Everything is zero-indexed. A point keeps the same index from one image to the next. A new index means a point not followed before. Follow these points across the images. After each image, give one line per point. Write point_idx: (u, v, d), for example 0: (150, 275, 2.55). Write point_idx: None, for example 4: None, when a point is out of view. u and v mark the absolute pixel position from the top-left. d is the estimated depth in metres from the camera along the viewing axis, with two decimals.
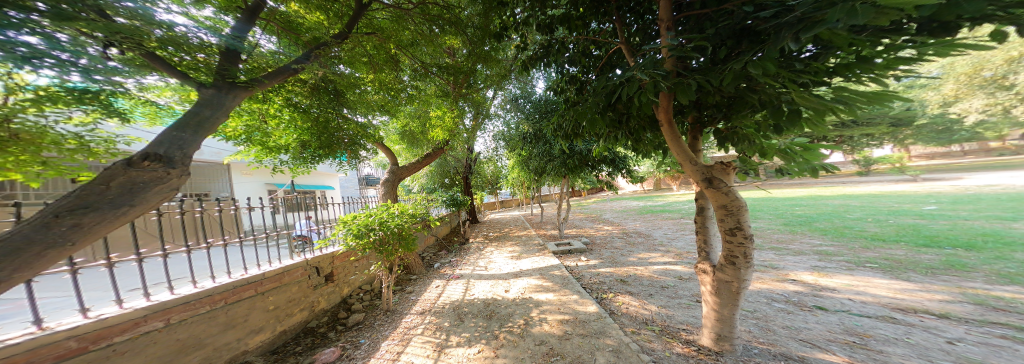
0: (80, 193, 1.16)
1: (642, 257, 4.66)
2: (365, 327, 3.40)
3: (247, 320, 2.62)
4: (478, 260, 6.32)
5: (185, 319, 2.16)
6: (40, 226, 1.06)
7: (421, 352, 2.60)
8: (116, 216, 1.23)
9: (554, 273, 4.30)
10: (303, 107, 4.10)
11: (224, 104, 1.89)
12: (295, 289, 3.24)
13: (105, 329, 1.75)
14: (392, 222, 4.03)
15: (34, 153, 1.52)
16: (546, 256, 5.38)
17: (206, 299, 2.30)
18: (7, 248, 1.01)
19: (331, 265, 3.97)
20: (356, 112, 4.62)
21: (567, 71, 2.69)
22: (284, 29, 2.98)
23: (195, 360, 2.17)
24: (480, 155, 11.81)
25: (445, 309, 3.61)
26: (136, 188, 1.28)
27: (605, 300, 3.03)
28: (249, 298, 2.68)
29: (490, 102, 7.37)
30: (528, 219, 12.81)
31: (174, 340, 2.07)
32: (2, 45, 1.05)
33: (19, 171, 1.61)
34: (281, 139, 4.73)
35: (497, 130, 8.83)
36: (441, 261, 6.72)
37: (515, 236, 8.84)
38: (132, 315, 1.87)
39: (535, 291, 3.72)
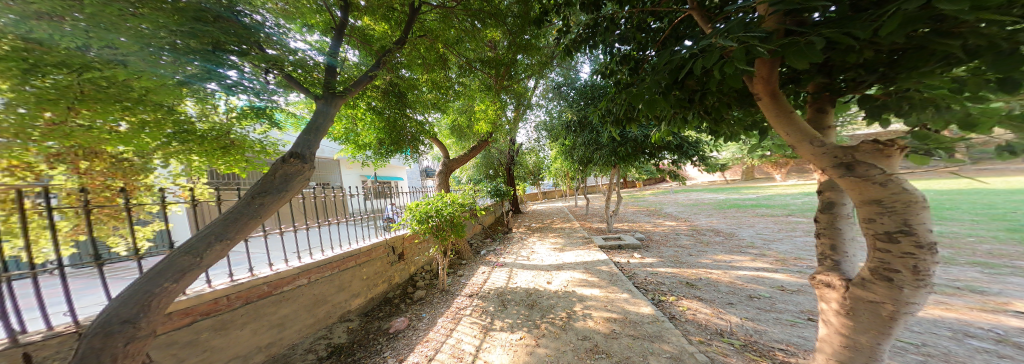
0: (262, 183, 1.83)
1: (713, 260, 4.06)
2: (426, 303, 3.81)
3: (351, 285, 3.42)
4: (520, 250, 6.48)
5: (317, 279, 3.00)
6: (248, 203, 1.74)
7: (469, 331, 2.81)
8: (280, 198, 1.89)
9: (601, 268, 4.11)
10: (376, 110, 4.52)
11: (330, 113, 2.43)
12: (378, 264, 3.94)
13: (280, 280, 2.65)
14: (445, 209, 4.36)
15: (240, 153, 2.53)
16: (592, 250, 5.17)
17: (327, 266, 3.12)
18: (235, 216, 1.71)
19: (402, 245, 4.57)
20: (416, 111, 5.06)
21: (618, 50, 2.42)
22: (361, 42, 3.43)
23: (323, 311, 3.00)
24: (523, 145, 11.86)
25: (490, 294, 3.80)
26: (289, 178, 1.91)
27: (663, 303, 2.75)
28: (352, 267, 3.47)
29: (532, 92, 7.31)
30: (573, 211, 12.47)
31: (312, 294, 2.93)
32: (218, 79, 1.79)
33: (238, 167, 2.66)
34: (359, 138, 5.51)
35: (538, 120, 8.75)
36: (486, 249, 7.10)
37: (557, 228, 8.72)
38: (292, 272, 2.75)
39: (578, 285, 3.62)
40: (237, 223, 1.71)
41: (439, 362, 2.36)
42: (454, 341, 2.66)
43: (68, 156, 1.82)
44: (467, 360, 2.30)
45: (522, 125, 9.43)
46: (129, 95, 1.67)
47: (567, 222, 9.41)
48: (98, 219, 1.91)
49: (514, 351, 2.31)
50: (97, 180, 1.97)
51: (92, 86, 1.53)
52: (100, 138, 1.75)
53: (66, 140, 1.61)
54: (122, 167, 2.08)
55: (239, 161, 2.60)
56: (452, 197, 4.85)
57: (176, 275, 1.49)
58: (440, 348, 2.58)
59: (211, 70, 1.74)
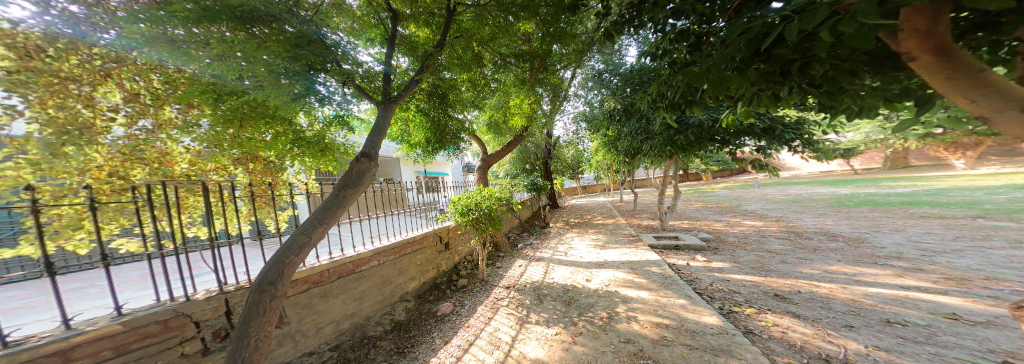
0: (345, 177, 2.19)
1: (816, 270, 3.27)
2: (468, 291, 4.04)
3: (409, 269, 3.84)
4: (558, 245, 6.39)
5: (383, 262, 3.44)
6: (337, 194, 2.12)
7: (506, 322, 2.90)
8: (357, 190, 2.24)
9: (652, 269, 3.76)
10: (422, 111, 4.83)
11: (387, 116, 2.73)
12: (428, 252, 4.31)
13: (359, 259, 3.13)
14: (484, 203, 4.51)
15: (333, 156, 3.04)
16: (640, 249, 4.77)
17: (390, 251, 3.55)
18: (328, 205, 2.10)
19: (447, 235, 4.90)
20: (456, 110, 5.29)
21: (673, 26, 2.08)
22: (407, 48, 3.72)
23: (388, 289, 3.44)
24: (561, 138, 11.55)
25: (526, 287, 3.84)
26: (361, 173, 2.25)
27: (736, 315, 2.37)
28: (409, 253, 3.87)
29: (570, 82, 7.01)
30: (616, 206, 11.71)
31: (379, 275, 3.36)
32: (318, 95, 2.38)
33: (334, 166, 3.13)
34: (410, 138, 6.01)
35: (577, 111, 8.36)
36: (523, 242, 7.18)
37: (597, 224, 8.31)
38: (367, 254, 3.22)
39: (622, 285, 3.41)
40: (329, 211, 2.10)
41: (478, 348, 2.50)
42: (492, 330, 2.79)
43: (245, 160, 2.56)
44: (504, 349, 2.40)
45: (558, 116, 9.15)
46: (270, 112, 2.29)
47: (609, 218, 8.88)
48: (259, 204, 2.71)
49: (549, 346, 2.31)
50: (258, 177, 2.70)
51: (247, 107, 2.17)
52: (255, 146, 2.34)
53: (242, 148, 2.27)
54: (270, 167, 2.74)
55: (333, 163, 3.07)
56: (490, 191, 4.92)
57: (297, 250, 1.93)
58: (480, 334, 2.73)
59: (308, 87, 2.23)
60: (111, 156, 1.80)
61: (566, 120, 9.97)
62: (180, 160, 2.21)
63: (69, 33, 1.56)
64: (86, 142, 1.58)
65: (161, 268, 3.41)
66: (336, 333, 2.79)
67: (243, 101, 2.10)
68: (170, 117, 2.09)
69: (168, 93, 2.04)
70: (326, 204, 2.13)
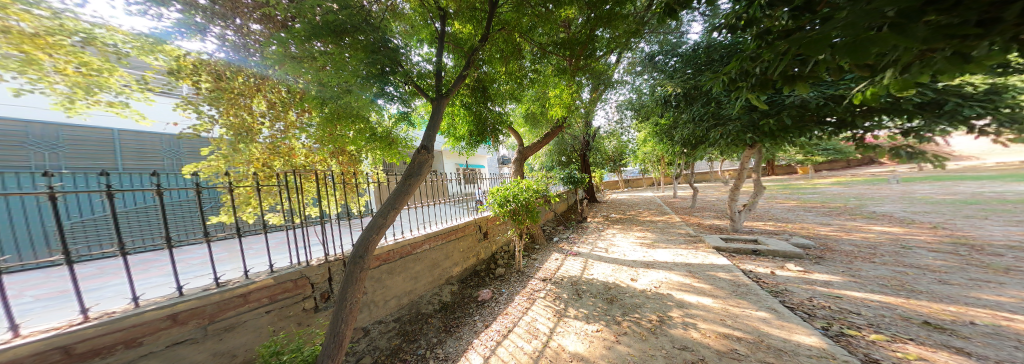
0: (410, 167, 2.47)
1: (1012, 299, 2.10)
2: (506, 280, 4.27)
3: (453, 255, 4.15)
4: (597, 240, 6.13)
5: (434, 246, 3.79)
6: (405, 182, 2.44)
7: (544, 313, 2.98)
8: (419, 180, 2.50)
9: (719, 275, 3.26)
10: (464, 106, 5.01)
11: (439, 109, 2.97)
12: (469, 240, 4.58)
13: (416, 242, 3.50)
14: (522, 195, 4.53)
15: (396, 150, 3.55)
16: (701, 252, 4.20)
17: (438, 236, 3.88)
18: (400, 191, 2.44)
19: (485, 225, 5.12)
20: (496, 103, 5.34)
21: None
22: (453, 45, 3.87)
23: (437, 272, 3.80)
24: (602, 128, 10.88)
25: (563, 281, 3.87)
26: (422, 165, 2.50)
27: (851, 340, 1.79)
28: (453, 240, 4.18)
29: (615, 67, 6.45)
30: (666, 203, 10.59)
31: (429, 258, 3.70)
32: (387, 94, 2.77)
33: (397, 157, 3.63)
34: (455, 131, 6.32)
35: (622, 98, 7.70)
36: (559, 236, 7.08)
37: (643, 220, 7.64)
38: (421, 238, 3.59)
39: (673, 288, 3.14)
40: (399, 197, 2.42)
41: (516, 334, 2.66)
42: (530, 319, 2.92)
43: (337, 154, 3.16)
44: (542, 339, 2.48)
45: (600, 105, 8.56)
46: (353, 112, 2.77)
47: (659, 216, 8.06)
48: (347, 190, 3.33)
49: (590, 342, 2.30)
50: (348, 168, 3.31)
51: (341, 108, 2.66)
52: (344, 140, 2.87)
53: (336, 143, 2.90)
54: (351, 160, 3.28)
55: (395, 154, 3.58)
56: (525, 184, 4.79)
57: (377, 230, 2.28)
58: (518, 323, 2.89)
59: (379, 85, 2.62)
60: (262, 151, 2.57)
61: (609, 109, 9.31)
62: (300, 152, 2.92)
63: (237, 58, 2.47)
64: (248, 140, 2.38)
65: (288, 237, 4.64)
66: (398, 307, 3.17)
67: (337, 103, 2.57)
68: (292, 119, 2.78)
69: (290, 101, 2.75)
70: (398, 190, 2.46)
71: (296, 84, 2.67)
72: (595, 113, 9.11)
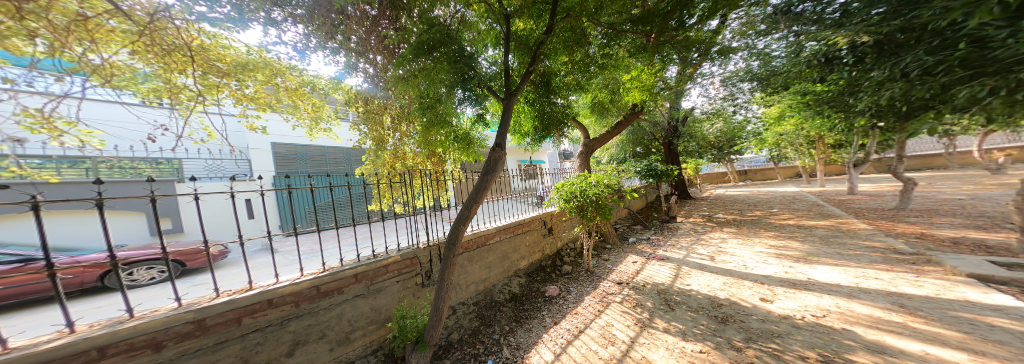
0: (488, 164, 2.55)
1: None
2: (574, 279, 4.03)
3: (519, 249, 4.17)
4: (693, 246, 5.01)
5: (503, 238, 3.88)
6: (483, 178, 2.50)
7: (622, 319, 2.67)
8: (495, 174, 2.52)
9: (995, 322, 1.89)
10: (529, 102, 4.89)
11: (508, 105, 2.98)
12: (535, 235, 4.53)
13: (489, 234, 3.65)
14: (590, 190, 4.07)
15: (472, 150, 3.76)
16: (929, 281, 2.69)
17: (507, 230, 3.96)
18: (479, 186, 2.51)
19: (550, 220, 5.00)
20: (559, 95, 4.95)
21: None
22: (519, 44, 3.71)
23: (506, 264, 3.89)
24: (698, 107, 8.82)
25: (645, 287, 3.38)
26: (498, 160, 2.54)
27: None
28: (519, 234, 4.19)
29: (725, 26, 4.95)
30: (809, 203, 7.63)
31: (500, 250, 3.80)
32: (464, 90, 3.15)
33: (474, 156, 3.87)
34: (521, 128, 5.84)
35: (738, 68, 5.91)
36: (637, 236, 6.19)
37: (783, 226, 5.62)
38: (491, 230, 3.73)
39: (848, 321, 2.17)
40: (478, 191, 2.49)
41: (590, 338, 2.43)
42: (607, 323, 2.64)
43: (431, 156, 3.51)
44: (621, 347, 2.20)
45: (693, 82, 6.86)
46: (439, 116, 3.06)
47: (810, 221, 5.76)
48: (442, 185, 3.66)
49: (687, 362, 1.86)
50: (439, 168, 3.62)
51: (434, 115, 3.07)
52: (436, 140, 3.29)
53: (431, 145, 3.25)
54: (438, 161, 3.58)
55: (472, 154, 3.79)
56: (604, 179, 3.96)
57: (462, 222, 2.41)
58: (590, 325, 2.67)
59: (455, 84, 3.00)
60: (384, 152, 3.15)
61: (709, 84, 7.39)
62: (409, 151, 3.41)
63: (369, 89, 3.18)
64: (379, 146, 3.05)
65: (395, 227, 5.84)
66: (475, 292, 3.36)
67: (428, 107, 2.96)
68: (405, 129, 3.31)
69: (398, 108, 3.31)
70: (477, 185, 2.51)
71: (398, 96, 3.11)
72: (688, 91, 7.40)
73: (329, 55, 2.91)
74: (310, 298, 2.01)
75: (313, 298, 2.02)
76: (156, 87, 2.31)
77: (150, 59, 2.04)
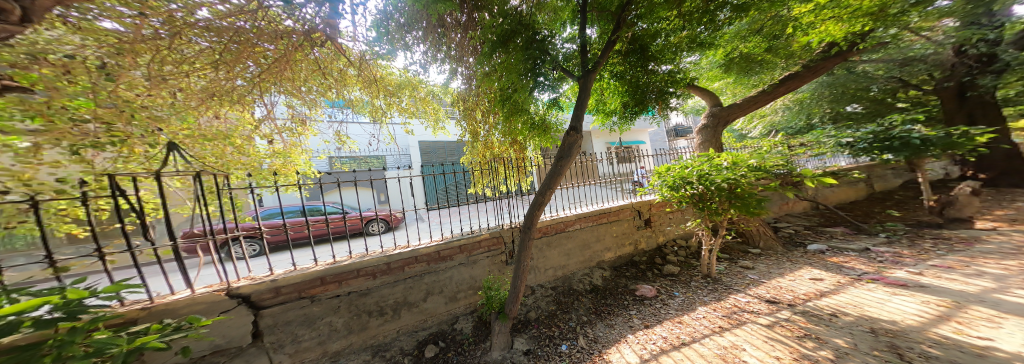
0: (560, 151, 2.79)
1: None
2: (680, 282, 3.47)
3: (605, 239, 4.07)
4: (959, 270, 2.90)
5: (584, 226, 3.93)
6: (558, 166, 2.74)
7: (765, 346, 2.00)
8: (569, 161, 2.75)
9: None
10: (615, 77, 3.87)
11: (587, 85, 2.94)
12: (626, 225, 4.22)
13: (567, 221, 3.80)
14: (718, 175, 2.59)
15: (548, 135, 3.96)
16: None
17: (588, 218, 3.95)
18: (556, 172, 2.76)
19: (649, 211, 4.42)
20: (663, 61, 3.57)
21: None
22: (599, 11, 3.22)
23: (587, 253, 3.93)
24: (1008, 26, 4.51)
25: (824, 315, 2.30)
26: (572, 147, 2.76)
27: None
28: (606, 223, 4.08)
29: None
30: None
31: (579, 238, 3.87)
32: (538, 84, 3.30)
33: (549, 140, 4.06)
34: (606, 106, 4.69)
35: None
36: (822, 243, 4.31)
37: None
38: (571, 217, 3.83)
39: None
40: (552, 177, 2.77)
41: (699, 353, 2.08)
42: (731, 345, 2.09)
43: (513, 145, 3.97)
44: None
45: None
46: (512, 105, 3.43)
47: None
48: (516, 172, 4.18)
49: None
50: (519, 155, 4.12)
51: (506, 108, 3.45)
52: (515, 130, 3.68)
53: (513, 134, 3.71)
54: (518, 149, 4.03)
55: (547, 139, 4.03)
56: (744, 157, 2.64)
57: (537, 206, 2.72)
58: (701, 340, 2.25)
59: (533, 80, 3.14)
60: (475, 141, 3.95)
61: None
62: (492, 141, 4.01)
63: (461, 87, 3.83)
64: (474, 141, 3.92)
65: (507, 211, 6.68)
66: (554, 277, 3.63)
67: (502, 100, 3.41)
68: (491, 120, 3.85)
69: (481, 103, 3.81)
70: (553, 170, 2.78)
71: (485, 91, 3.61)
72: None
73: (437, 64, 3.54)
74: (434, 259, 2.94)
75: (434, 260, 2.94)
76: (360, 105, 3.79)
77: (363, 91, 3.53)
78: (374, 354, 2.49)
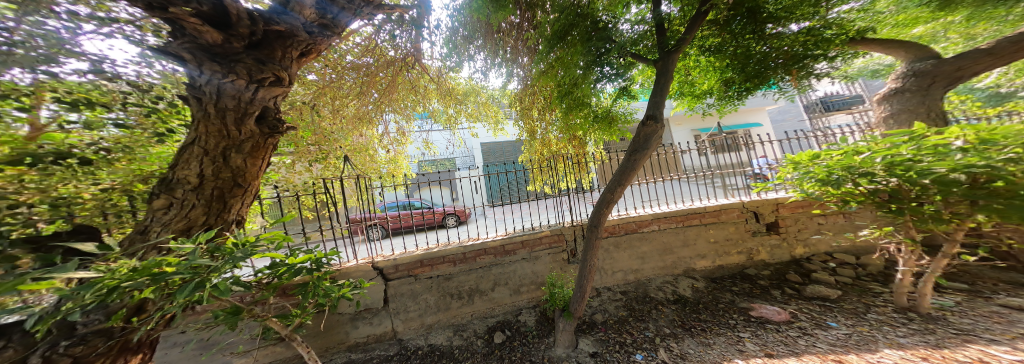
0: (633, 144, 2.49)
1: None
2: (836, 307, 2.46)
3: (696, 244, 3.42)
4: None
5: (665, 228, 3.40)
6: (630, 161, 2.45)
7: None
8: (645, 154, 2.41)
9: None
10: (706, 52, 3.14)
11: (667, 68, 2.52)
12: (732, 229, 3.42)
13: (641, 221, 3.35)
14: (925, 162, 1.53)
15: (614, 127, 3.59)
16: None
17: (672, 218, 3.39)
18: (625, 168, 2.49)
19: (773, 213, 3.41)
20: (790, 18, 2.56)
21: None
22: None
23: (670, 259, 3.39)
24: None
25: None
26: (650, 137, 2.40)
27: None
28: (698, 225, 3.42)
29: None
30: None
31: (659, 241, 3.38)
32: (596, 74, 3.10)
33: (615, 133, 3.67)
34: (692, 88, 3.89)
35: None
36: None
37: None
38: (648, 216, 3.37)
39: None
40: (624, 172, 2.48)
41: None
42: None
43: (572, 140, 3.90)
44: None
45: None
46: (571, 97, 3.25)
47: None
48: (578, 167, 3.96)
49: None
50: (578, 151, 3.95)
51: (561, 104, 3.36)
52: (573, 125, 3.50)
53: (572, 130, 3.56)
54: (578, 144, 3.91)
55: (613, 132, 3.67)
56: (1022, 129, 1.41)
57: (607, 203, 2.47)
58: None
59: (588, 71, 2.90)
60: (534, 139, 3.94)
61: None
62: (552, 137, 3.94)
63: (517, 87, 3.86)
64: (533, 139, 3.92)
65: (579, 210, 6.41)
66: (625, 282, 3.29)
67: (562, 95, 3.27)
68: (548, 118, 3.79)
69: (534, 100, 3.78)
70: (625, 165, 2.49)
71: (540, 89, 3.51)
72: None
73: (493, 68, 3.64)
74: (502, 252, 3.07)
75: (502, 252, 3.07)
76: (437, 112, 4.20)
77: (438, 102, 4.00)
78: (454, 332, 2.80)
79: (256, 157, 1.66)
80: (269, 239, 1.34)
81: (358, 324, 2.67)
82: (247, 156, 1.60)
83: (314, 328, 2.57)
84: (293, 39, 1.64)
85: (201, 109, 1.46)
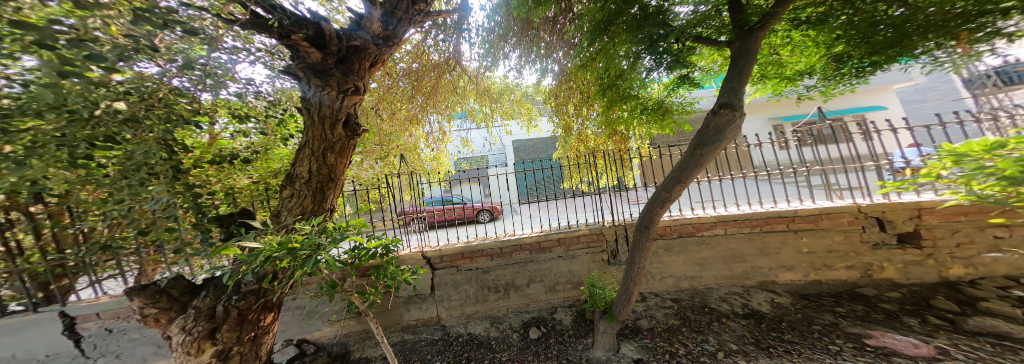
0: (700, 136, 2.18)
1: None
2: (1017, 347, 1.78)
3: (780, 252, 2.89)
4: None
5: (734, 233, 2.94)
6: (692, 156, 2.12)
7: None
8: (715, 149, 2.08)
9: None
10: (804, 19, 2.53)
11: (750, 48, 2.10)
12: (841, 237, 2.79)
13: (701, 224, 2.97)
14: None
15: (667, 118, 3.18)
16: None
17: (747, 222, 2.91)
18: (686, 164, 2.17)
19: (910, 222, 2.64)
20: None
21: None
22: None
23: (738, 268, 2.94)
24: None
25: None
26: (722, 128, 2.06)
27: None
28: (782, 231, 2.88)
29: None
30: None
31: (727, 247, 2.95)
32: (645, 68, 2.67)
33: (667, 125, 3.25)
34: (767, 67, 3.27)
35: None
36: None
37: None
38: (713, 218, 2.95)
39: None
40: (686, 169, 2.15)
41: None
42: None
43: (612, 135, 3.48)
44: None
45: None
46: (620, 92, 2.90)
47: None
48: (620, 164, 3.64)
49: None
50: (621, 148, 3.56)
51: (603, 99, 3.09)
52: (615, 121, 3.22)
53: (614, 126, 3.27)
54: (620, 139, 3.47)
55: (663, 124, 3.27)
56: None
57: (661, 203, 2.21)
58: None
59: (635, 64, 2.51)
60: (574, 135, 3.75)
61: None
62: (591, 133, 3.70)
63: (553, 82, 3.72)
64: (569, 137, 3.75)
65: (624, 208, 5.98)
66: (677, 289, 3.00)
67: (604, 87, 2.97)
68: (586, 113, 3.62)
69: (570, 95, 3.59)
70: (688, 160, 2.16)
71: (579, 83, 3.33)
72: None
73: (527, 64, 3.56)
74: (546, 248, 3.04)
75: (545, 249, 3.04)
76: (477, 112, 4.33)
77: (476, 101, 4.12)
78: (492, 323, 2.88)
79: (342, 157, 1.88)
80: (354, 226, 1.55)
81: (411, 307, 2.94)
82: (337, 155, 1.84)
83: (381, 306, 2.91)
84: (366, 52, 1.87)
85: (308, 116, 1.76)
